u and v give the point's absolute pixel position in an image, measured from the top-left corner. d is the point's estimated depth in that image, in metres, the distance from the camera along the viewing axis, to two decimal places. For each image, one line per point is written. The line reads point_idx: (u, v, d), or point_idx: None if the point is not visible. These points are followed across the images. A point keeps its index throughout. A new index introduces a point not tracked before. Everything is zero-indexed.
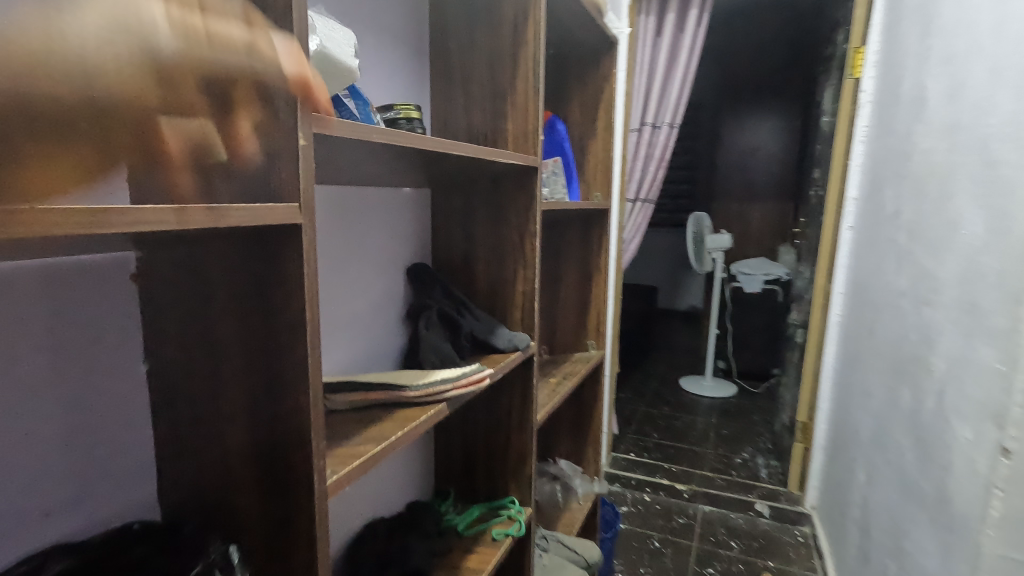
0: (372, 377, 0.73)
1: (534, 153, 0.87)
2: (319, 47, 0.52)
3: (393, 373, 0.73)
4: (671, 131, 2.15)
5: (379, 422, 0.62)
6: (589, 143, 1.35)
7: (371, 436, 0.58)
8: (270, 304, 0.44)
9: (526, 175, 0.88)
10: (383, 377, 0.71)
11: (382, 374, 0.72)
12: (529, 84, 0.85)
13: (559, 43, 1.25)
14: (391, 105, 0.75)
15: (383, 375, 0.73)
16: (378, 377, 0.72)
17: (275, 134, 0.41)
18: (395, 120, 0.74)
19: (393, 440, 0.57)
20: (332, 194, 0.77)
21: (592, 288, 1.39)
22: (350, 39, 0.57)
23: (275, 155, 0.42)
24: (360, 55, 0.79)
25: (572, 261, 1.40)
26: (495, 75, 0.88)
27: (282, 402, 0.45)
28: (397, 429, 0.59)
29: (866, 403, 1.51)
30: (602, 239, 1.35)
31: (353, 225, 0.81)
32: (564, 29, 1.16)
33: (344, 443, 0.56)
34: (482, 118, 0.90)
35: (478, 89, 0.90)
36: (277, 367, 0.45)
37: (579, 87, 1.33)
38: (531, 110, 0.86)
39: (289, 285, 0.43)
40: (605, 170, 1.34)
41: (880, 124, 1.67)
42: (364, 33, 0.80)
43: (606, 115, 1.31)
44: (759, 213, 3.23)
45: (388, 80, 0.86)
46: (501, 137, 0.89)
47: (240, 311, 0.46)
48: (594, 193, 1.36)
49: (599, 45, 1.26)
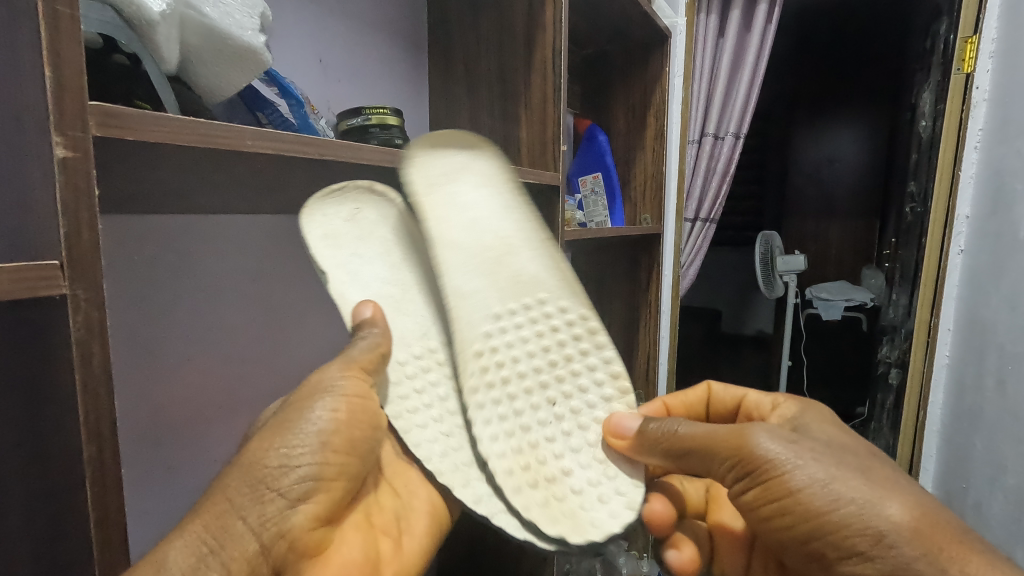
0: (485, 250, 0.52)
1: (553, 167, 0.66)
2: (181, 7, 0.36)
3: (547, 426, 0.48)
4: (737, 143, 1.73)
5: (375, 512, 0.45)
6: (638, 156, 1.13)
7: (348, 529, 0.41)
8: (38, 423, 0.28)
9: (547, 197, 0.68)
10: (473, 460, 0.48)
11: (530, 433, 0.47)
12: (548, 79, 0.65)
13: (593, 39, 1.06)
14: (359, 109, 0.56)
15: (527, 351, 0.48)
16: (496, 336, 0.49)
17: (24, 151, 0.25)
18: (366, 128, 0.55)
19: (363, 547, 0.41)
20: (272, 229, 0.64)
21: (640, 325, 1.16)
22: (251, 10, 0.42)
23: (25, 183, 0.25)
24: (330, 52, 0.65)
25: (618, 291, 1.19)
26: (504, 71, 0.69)
27: (69, 552, 0.29)
28: (373, 527, 0.44)
29: (1001, 479, 1.20)
30: (653, 267, 1.12)
31: (311, 266, 0.69)
32: (602, 20, 0.95)
33: (335, 511, 0.40)
34: (488, 128, 0.72)
35: (483, 94, 0.72)
36: (62, 509, 0.29)
37: (624, 91, 1.13)
38: (549, 111, 0.65)
39: (59, 391, 0.27)
40: (655, 187, 1.12)
41: (1000, 128, 1.31)
42: (335, 23, 0.65)
43: (656, 122, 1.09)
44: (838, 230, 2.75)
45: (368, 83, 0.70)
46: (513, 149, 0.70)
47: (13, 426, 0.29)
48: (642, 214, 1.14)
49: (649, 38, 1.04)
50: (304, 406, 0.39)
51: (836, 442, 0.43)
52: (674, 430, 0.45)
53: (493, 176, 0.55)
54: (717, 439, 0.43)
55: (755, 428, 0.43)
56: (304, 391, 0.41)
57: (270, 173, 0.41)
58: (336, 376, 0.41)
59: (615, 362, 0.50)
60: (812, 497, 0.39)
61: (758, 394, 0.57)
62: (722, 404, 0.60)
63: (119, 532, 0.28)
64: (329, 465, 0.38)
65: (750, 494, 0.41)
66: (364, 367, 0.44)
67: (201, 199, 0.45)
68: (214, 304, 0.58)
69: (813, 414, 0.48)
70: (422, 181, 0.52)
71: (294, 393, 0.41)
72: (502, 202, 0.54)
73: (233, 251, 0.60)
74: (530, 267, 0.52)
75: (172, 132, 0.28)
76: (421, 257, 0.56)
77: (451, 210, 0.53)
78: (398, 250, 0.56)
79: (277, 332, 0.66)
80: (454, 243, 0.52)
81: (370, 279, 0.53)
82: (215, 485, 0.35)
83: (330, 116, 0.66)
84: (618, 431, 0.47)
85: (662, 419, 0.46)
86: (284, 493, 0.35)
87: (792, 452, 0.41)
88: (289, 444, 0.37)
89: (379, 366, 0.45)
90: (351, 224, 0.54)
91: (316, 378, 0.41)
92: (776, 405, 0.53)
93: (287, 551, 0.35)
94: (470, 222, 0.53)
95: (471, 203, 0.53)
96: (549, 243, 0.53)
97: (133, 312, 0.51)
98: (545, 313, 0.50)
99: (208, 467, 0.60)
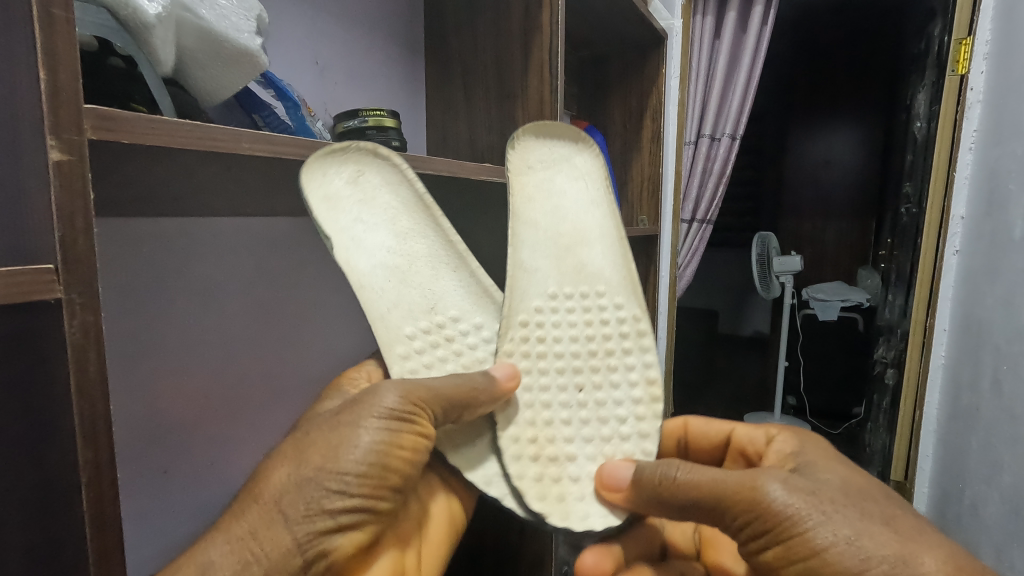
0: (560, 237, 0.55)
1: None
2: (179, 7, 0.36)
3: (565, 407, 0.51)
4: (733, 144, 1.73)
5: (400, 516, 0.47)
6: (635, 157, 1.13)
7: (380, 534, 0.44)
8: (32, 429, 0.28)
9: None
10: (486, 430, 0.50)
11: (547, 411, 0.50)
12: (545, 82, 0.65)
13: (593, 40, 1.06)
14: (356, 111, 0.56)
15: (570, 334, 0.52)
16: (544, 313, 0.52)
17: (18, 155, 0.25)
18: (363, 131, 0.55)
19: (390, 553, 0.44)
20: (270, 231, 0.64)
21: None
22: (248, 12, 0.42)
23: (18, 186, 0.25)
24: (327, 54, 0.65)
25: None
26: (501, 72, 0.69)
27: (65, 556, 0.29)
28: (398, 531, 0.47)
29: (997, 478, 1.21)
30: (650, 268, 1.12)
31: (308, 270, 0.69)
32: (599, 20, 0.95)
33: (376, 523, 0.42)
34: (486, 130, 0.72)
35: (480, 96, 0.72)
36: (57, 514, 0.29)
37: (621, 92, 1.14)
38: (546, 113, 0.66)
39: (57, 393, 0.27)
40: (653, 189, 1.12)
41: (994, 129, 1.32)
42: (332, 26, 0.65)
43: (653, 123, 1.09)
44: (835, 231, 2.75)
45: (365, 85, 0.70)
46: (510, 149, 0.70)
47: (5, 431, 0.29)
48: (639, 214, 1.14)
49: (646, 39, 1.05)
50: (355, 429, 0.39)
51: (844, 485, 0.41)
52: (673, 478, 0.43)
53: (589, 170, 0.58)
54: (726, 494, 0.41)
55: (764, 480, 0.41)
56: (358, 407, 0.41)
57: (267, 177, 0.42)
58: (395, 404, 0.41)
59: (651, 368, 0.52)
60: (840, 556, 0.37)
61: (747, 428, 0.56)
62: (705, 437, 0.58)
63: (116, 538, 0.28)
64: (374, 494, 0.39)
65: (771, 553, 0.39)
66: (427, 400, 0.43)
67: (197, 202, 0.45)
68: (211, 307, 0.58)
69: (812, 447, 0.46)
70: (519, 160, 0.56)
71: (349, 405, 0.42)
72: (593, 195, 0.57)
73: (230, 253, 0.60)
74: (599, 262, 0.55)
75: (168, 138, 0.28)
76: (430, 228, 0.52)
77: (541, 194, 0.56)
78: (404, 216, 0.52)
79: (275, 335, 0.66)
80: (532, 222, 0.55)
81: (374, 247, 0.51)
82: (265, 497, 0.37)
83: (326, 118, 0.66)
84: (611, 483, 0.47)
85: (660, 464, 0.44)
86: (330, 517, 0.37)
87: (808, 507, 0.39)
88: (338, 474, 0.38)
89: (443, 404, 0.44)
90: (352, 187, 0.50)
91: (374, 401, 0.41)
92: (770, 440, 0.51)
93: (325, 569, 0.38)
94: (555, 209, 0.56)
95: (563, 193, 0.57)
96: (624, 242, 0.56)
97: (129, 317, 0.51)
98: (599, 304, 0.54)
99: (204, 471, 0.60)
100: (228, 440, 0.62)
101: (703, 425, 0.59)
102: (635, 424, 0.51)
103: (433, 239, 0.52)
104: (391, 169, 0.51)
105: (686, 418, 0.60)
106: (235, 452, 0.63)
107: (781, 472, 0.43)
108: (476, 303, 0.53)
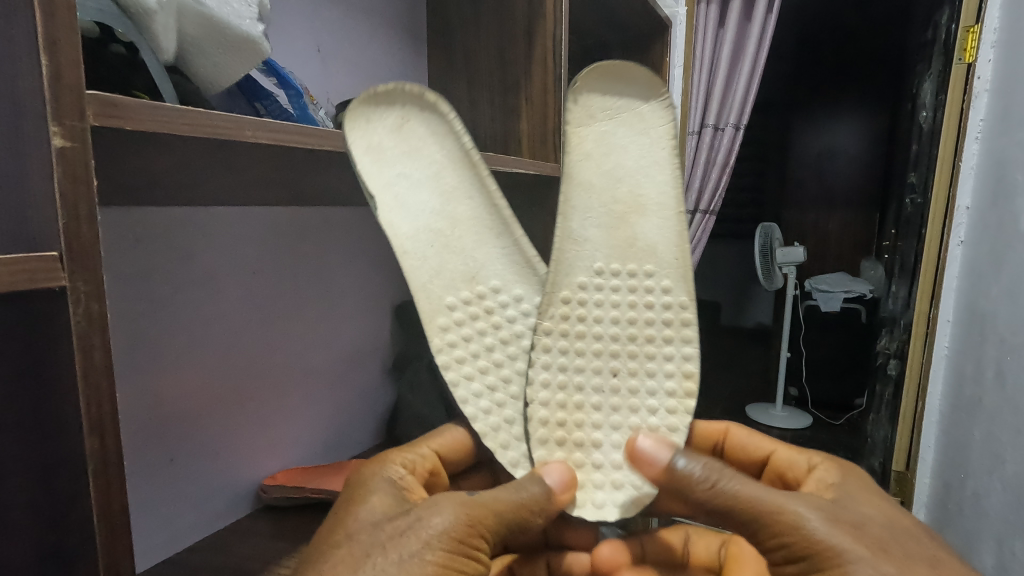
0: (614, 204, 0.49)
1: (554, 159, 0.66)
2: None
3: (599, 391, 0.49)
4: (737, 134, 1.71)
5: None
6: None
7: None
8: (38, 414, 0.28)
9: (550, 185, 0.69)
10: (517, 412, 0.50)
11: (580, 393, 0.49)
12: (548, 70, 0.64)
13: (596, 29, 1.05)
14: (359, 100, 0.56)
15: (611, 318, 0.49)
16: (587, 294, 0.49)
17: (20, 140, 0.25)
18: None
19: None
20: (274, 221, 0.64)
21: None
22: None
23: (22, 171, 0.25)
24: (329, 43, 0.64)
25: None
26: (504, 61, 0.68)
27: (71, 541, 0.29)
28: None
29: (1000, 468, 1.21)
30: None
31: (312, 260, 0.69)
32: (602, 9, 0.94)
33: None
34: (489, 119, 0.72)
35: (483, 85, 0.72)
36: (64, 498, 0.29)
37: None
38: (549, 102, 0.65)
39: None
40: None
41: (1001, 117, 1.30)
42: (335, 14, 0.65)
43: None
44: (838, 222, 2.73)
45: (367, 74, 0.70)
46: (513, 139, 0.69)
47: None
48: None
49: (649, 28, 1.04)
50: (407, 551, 0.35)
51: (886, 524, 0.40)
52: (731, 489, 0.41)
53: (655, 119, 0.49)
54: (764, 511, 0.40)
55: (805, 506, 0.40)
56: (412, 538, 0.36)
57: (269, 166, 0.41)
58: (450, 524, 0.37)
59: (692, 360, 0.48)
60: None
61: (790, 452, 0.54)
62: (743, 448, 0.58)
63: (125, 523, 0.28)
64: None
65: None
66: (487, 520, 0.39)
67: (197, 190, 0.45)
68: (215, 296, 0.58)
69: (855, 481, 0.45)
70: (577, 113, 0.49)
71: (400, 529, 0.37)
72: (657, 154, 0.49)
73: (233, 243, 0.60)
74: (653, 236, 0.49)
75: (170, 125, 0.28)
76: (476, 187, 0.49)
77: (599, 150, 0.49)
78: (449, 171, 0.49)
79: (279, 324, 0.66)
80: (586, 183, 0.49)
81: (417, 206, 0.48)
82: None
83: (329, 107, 0.65)
84: (646, 463, 0.43)
85: (717, 470, 0.41)
86: None
87: (845, 541, 0.38)
88: None
89: (501, 526, 0.40)
90: (397, 135, 0.47)
91: (429, 520, 0.37)
92: (813, 467, 0.50)
93: None
94: (612, 169, 0.49)
95: (625, 148, 0.49)
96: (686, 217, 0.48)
97: (132, 306, 0.51)
98: (646, 289, 0.49)
99: (208, 460, 0.60)
100: (232, 430, 0.62)
101: (744, 437, 0.58)
102: (664, 414, 0.48)
103: (477, 199, 0.49)
104: (439, 118, 0.48)
105: (729, 426, 0.60)
106: (238, 442, 0.63)
107: (819, 501, 0.42)
108: (519, 275, 0.51)
